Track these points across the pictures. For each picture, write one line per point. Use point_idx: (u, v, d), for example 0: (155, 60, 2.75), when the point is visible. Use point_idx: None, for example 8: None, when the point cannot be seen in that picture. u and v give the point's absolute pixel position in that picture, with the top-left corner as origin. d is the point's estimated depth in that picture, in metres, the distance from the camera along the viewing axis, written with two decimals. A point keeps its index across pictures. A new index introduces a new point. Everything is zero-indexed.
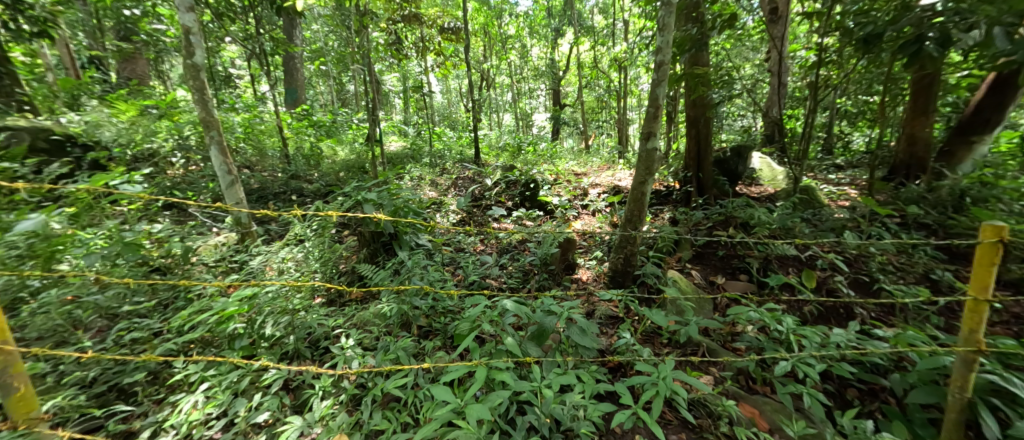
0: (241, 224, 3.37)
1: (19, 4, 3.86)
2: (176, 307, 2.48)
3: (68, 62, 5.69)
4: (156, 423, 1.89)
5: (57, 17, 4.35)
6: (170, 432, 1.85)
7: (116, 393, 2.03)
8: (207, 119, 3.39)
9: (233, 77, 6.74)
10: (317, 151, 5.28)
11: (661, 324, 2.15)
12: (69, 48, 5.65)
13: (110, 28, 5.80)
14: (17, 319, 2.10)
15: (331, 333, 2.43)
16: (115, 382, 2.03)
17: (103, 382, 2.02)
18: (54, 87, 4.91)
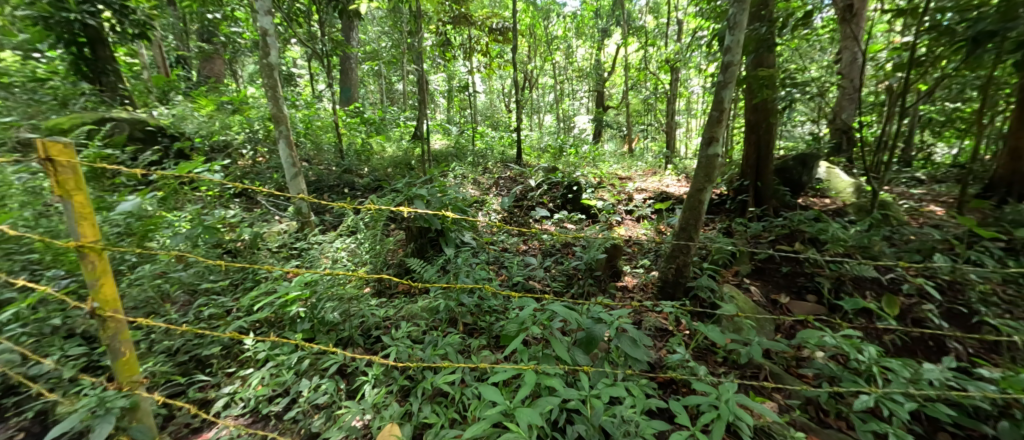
0: (302, 214, 3.59)
1: (125, 9, 4.55)
2: (245, 288, 2.71)
3: (160, 61, 6.33)
4: (229, 394, 2.05)
5: (151, 21, 4.96)
6: (239, 404, 2.01)
7: (195, 363, 2.22)
8: (278, 115, 3.64)
9: (295, 76, 7.22)
10: (368, 147, 5.50)
11: (719, 342, 2.00)
12: (161, 49, 6.29)
13: (196, 30, 6.38)
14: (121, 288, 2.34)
15: (381, 322, 2.53)
16: (194, 353, 2.22)
17: (185, 352, 2.21)
18: (148, 84, 5.49)
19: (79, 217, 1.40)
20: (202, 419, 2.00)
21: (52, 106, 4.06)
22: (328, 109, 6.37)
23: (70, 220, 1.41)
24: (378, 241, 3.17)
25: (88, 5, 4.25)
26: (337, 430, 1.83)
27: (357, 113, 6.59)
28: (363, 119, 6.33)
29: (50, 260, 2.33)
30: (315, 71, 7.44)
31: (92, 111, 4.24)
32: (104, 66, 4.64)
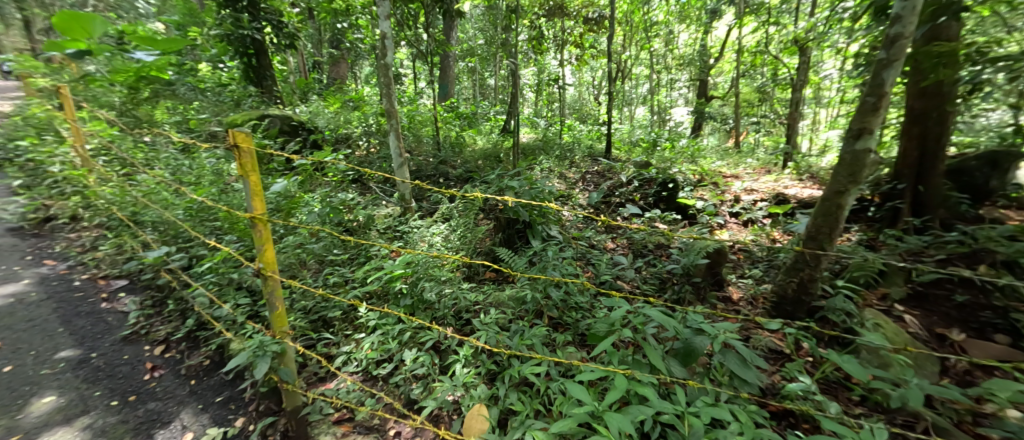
0: (404, 199, 3.97)
1: (283, 29, 6.14)
2: (360, 262, 3.19)
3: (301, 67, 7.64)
4: (346, 353, 2.57)
5: (297, 32, 6.46)
6: (353, 362, 2.51)
7: (322, 323, 2.80)
8: (391, 110, 3.98)
9: (401, 74, 7.86)
10: (461, 140, 5.71)
11: (859, 378, 1.68)
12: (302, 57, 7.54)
13: (328, 39, 7.31)
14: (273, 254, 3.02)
15: (471, 307, 2.69)
16: (321, 315, 2.81)
17: (315, 313, 2.82)
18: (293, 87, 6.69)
19: (253, 195, 1.76)
20: (326, 370, 2.53)
21: (229, 106, 5.85)
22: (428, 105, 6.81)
23: (247, 196, 1.77)
24: (470, 229, 3.33)
25: (257, 23, 5.72)
26: (432, 401, 2.12)
27: (451, 109, 6.80)
28: (462, 115, 6.62)
29: (229, 227, 3.22)
30: (418, 70, 8.04)
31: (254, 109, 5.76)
32: (265, 72, 6.20)
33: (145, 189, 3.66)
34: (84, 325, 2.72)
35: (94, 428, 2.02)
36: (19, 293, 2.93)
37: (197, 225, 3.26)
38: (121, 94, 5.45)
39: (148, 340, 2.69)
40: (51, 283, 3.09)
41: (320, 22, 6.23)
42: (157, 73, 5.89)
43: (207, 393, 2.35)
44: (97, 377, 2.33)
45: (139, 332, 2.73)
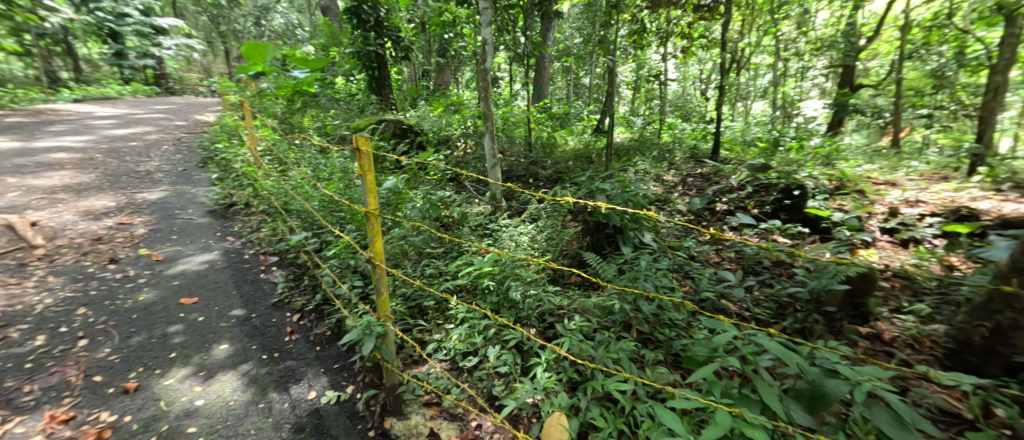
0: (495, 199, 4.08)
1: (402, 45, 7.11)
2: (453, 257, 3.37)
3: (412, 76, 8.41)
4: (437, 341, 2.69)
5: (411, 45, 7.39)
6: (443, 350, 2.62)
7: (419, 310, 2.98)
8: (487, 112, 4.09)
9: (499, 77, 8.11)
10: (553, 140, 5.63)
11: None
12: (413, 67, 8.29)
13: (435, 47, 7.89)
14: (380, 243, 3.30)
15: (556, 311, 2.62)
16: (417, 303, 2.99)
17: (412, 300, 3.01)
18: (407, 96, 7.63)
19: (368, 191, 1.92)
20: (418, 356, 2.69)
21: (356, 113, 6.91)
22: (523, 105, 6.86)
23: (364, 192, 1.94)
24: (558, 232, 3.27)
25: (380, 39, 6.74)
26: (513, 401, 2.10)
27: (545, 109, 6.84)
28: (557, 117, 6.56)
29: (350, 218, 3.69)
30: (517, 73, 8.20)
31: (374, 114, 6.74)
32: (383, 82, 7.18)
33: (293, 184, 4.40)
34: (250, 289, 3.48)
35: (249, 375, 2.58)
36: (211, 261, 3.87)
37: (326, 214, 3.83)
38: (282, 106, 7.07)
39: (290, 308, 3.29)
40: (231, 255, 4.00)
41: (430, 33, 6.74)
42: (307, 88, 7.37)
43: (328, 359, 2.78)
44: (254, 334, 2.96)
45: (283, 301, 3.35)
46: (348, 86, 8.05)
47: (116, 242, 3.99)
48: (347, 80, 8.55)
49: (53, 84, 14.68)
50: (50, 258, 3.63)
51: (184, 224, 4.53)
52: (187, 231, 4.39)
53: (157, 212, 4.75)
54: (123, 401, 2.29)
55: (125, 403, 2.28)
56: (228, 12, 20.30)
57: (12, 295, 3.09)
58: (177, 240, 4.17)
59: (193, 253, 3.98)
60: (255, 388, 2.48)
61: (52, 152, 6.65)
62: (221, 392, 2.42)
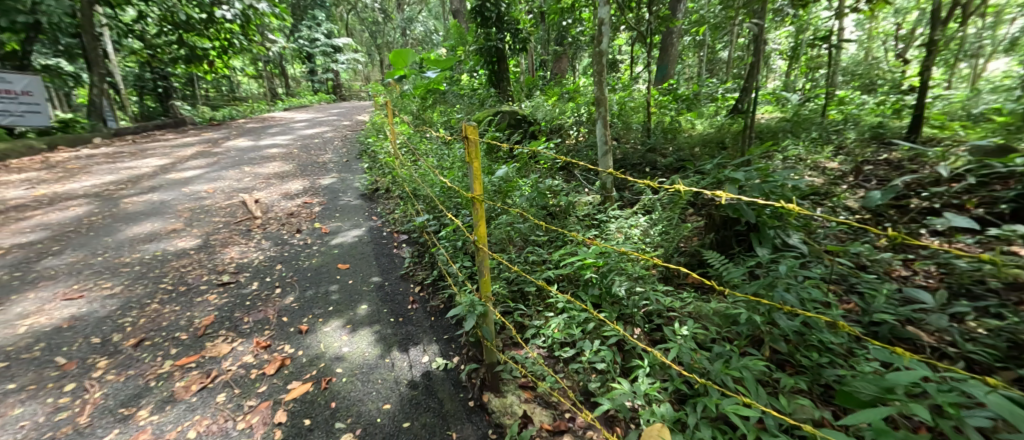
0: (605, 188, 3.88)
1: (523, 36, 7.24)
2: (557, 246, 3.30)
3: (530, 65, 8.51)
4: (536, 327, 2.65)
5: (529, 36, 7.26)
6: (541, 337, 2.58)
7: (521, 295, 2.96)
8: (600, 97, 3.90)
9: (620, 61, 7.70)
10: (676, 124, 5.08)
11: None
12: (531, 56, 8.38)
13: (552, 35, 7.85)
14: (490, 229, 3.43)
15: (665, 313, 2.40)
16: (520, 287, 2.98)
17: (515, 284, 3.02)
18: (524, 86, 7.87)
19: (475, 177, 2.12)
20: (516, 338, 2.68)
21: (477, 106, 7.32)
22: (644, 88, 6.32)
23: (471, 178, 2.14)
24: (672, 226, 2.99)
25: (500, 34, 6.79)
26: (609, 401, 1.96)
27: (670, 90, 6.26)
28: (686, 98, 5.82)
29: (465, 204, 3.89)
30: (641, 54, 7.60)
31: (491, 105, 7.01)
32: (502, 75, 7.27)
33: (420, 171, 4.83)
34: (386, 260, 3.89)
35: (379, 334, 2.92)
36: (361, 235, 4.40)
37: (445, 200, 4.11)
38: (419, 105, 8.48)
39: (414, 280, 3.56)
40: (375, 231, 4.47)
41: (548, 22, 6.71)
42: (438, 86, 8.65)
43: (440, 329, 2.95)
44: (386, 299, 3.32)
45: (409, 273, 3.66)
46: (471, 83, 8.51)
47: (300, 217, 4.85)
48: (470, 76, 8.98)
49: (273, 97, 19.21)
50: (263, 225, 4.62)
51: (345, 208, 5.15)
52: (347, 211, 5.04)
53: (327, 194, 5.59)
54: (299, 339, 2.89)
55: (300, 340, 2.87)
56: (382, 26, 23.70)
57: (244, 251, 4.05)
58: (339, 218, 4.87)
59: (350, 229, 4.56)
60: (383, 346, 2.81)
61: (269, 147, 8.51)
62: (360, 344, 2.84)
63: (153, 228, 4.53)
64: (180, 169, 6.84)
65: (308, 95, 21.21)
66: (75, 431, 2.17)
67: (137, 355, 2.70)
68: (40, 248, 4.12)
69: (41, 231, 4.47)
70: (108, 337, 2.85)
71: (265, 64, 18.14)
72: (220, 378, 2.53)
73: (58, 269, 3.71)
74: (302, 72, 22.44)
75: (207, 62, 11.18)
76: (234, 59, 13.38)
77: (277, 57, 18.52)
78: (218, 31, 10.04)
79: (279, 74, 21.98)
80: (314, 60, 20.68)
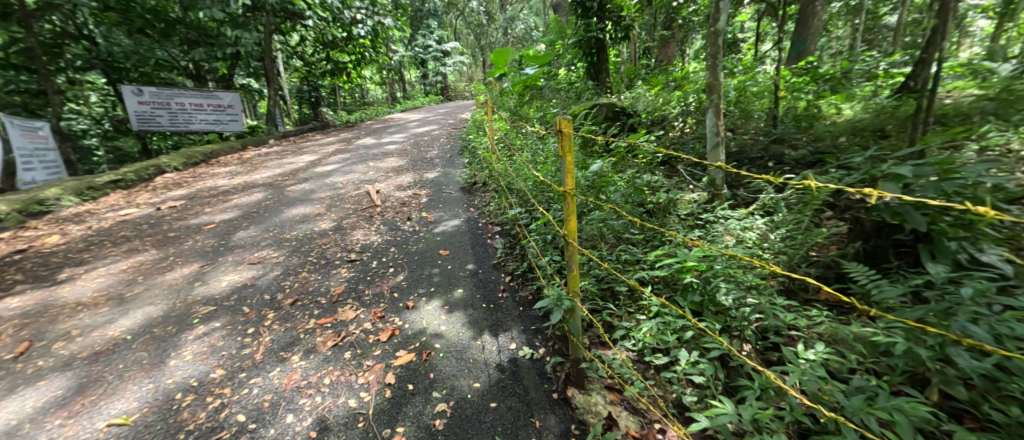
0: (714, 185, 3.56)
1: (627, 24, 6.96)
2: (653, 245, 3.17)
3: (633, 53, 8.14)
4: (626, 328, 2.60)
5: (633, 23, 6.84)
6: (632, 340, 2.51)
7: (609, 294, 2.93)
8: (713, 83, 3.61)
9: (739, 42, 6.94)
10: (813, 110, 4.13)
11: None
12: (635, 44, 8.01)
13: (659, 19, 7.39)
14: (581, 224, 3.46)
15: (785, 331, 2.16)
16: (610, 285, 2.96)
17: (605, 283, 3.00)
18: (626, 77, 7.62)
19: (567, 171, 2.14)
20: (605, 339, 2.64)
21: (575, 100, 7.29)
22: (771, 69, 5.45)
23: (563, 172, 2.17)
24: (802, 231, 2.64)
25: (601, 24, 6.57)
26: (707, 420, 1.82)
27: (809, 69, 4.90)
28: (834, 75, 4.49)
29: (557, 199, 3.90)
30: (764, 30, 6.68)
31: (590, 98, 6.90)
32: (601, 66, 7.04)
33: (514, 167, 4.99)
34: (479, 249, 4.09)
35: (471, 318, 3.10)
36: (457, 224, 4.69)
37: (537, 194, 4.16)
38: (517, 100, 8.83)
39: (504, 270, 3.71)
40: (471, 222, 4.73)
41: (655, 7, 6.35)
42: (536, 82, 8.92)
43: (528, 319, 3.03)
44: (479, 285, 3.50)
45: (501, 263, 3.81)
46: (569, 76, 8.42)
47: (411, 207, 5.31)
48: (569, 70, 8.87)
49: (394, 102, 21.36)
50: (382, 213, 5.15)
51: (446, 198, 5.55)
52: (448, 202, 5.41)
53: (432, 186, 6.04)
54: (406, 314, 3.19)
55: (406, 315, 3.17)
56: (486, 28, 24.82)
57: (365, 233, 4.58)
58: (442, 208, 5.23)
59: (450, 217, 4.90)
60: (475, 329, 2.98)
61: (387, 144, 9.48)
62: (456, 324, 3.04)
63: (305, 212, 5.33)
64: (322, 163, 7.96)
65: (421, 98, 23.14)
66: (253, 365, 2.71)
67: (292, 311, 3.25)
68: (236, 223, 5.11)
69: (234, 210, 5.56)
70: (274, 295, 3.47)
71: (389, 72, 20.27)
72: (348, 338, 2.93)
73: (245, 240, 4.58)
74: (417, 78, 24.60)
75: (346, 74, 13.15)
76: (365, 70, 15.34)
77: (399, 66, 20.60)
78: (354, 46, 11.78)
79: (398, 81, 24.41)
80: (426, 65, 22.48)
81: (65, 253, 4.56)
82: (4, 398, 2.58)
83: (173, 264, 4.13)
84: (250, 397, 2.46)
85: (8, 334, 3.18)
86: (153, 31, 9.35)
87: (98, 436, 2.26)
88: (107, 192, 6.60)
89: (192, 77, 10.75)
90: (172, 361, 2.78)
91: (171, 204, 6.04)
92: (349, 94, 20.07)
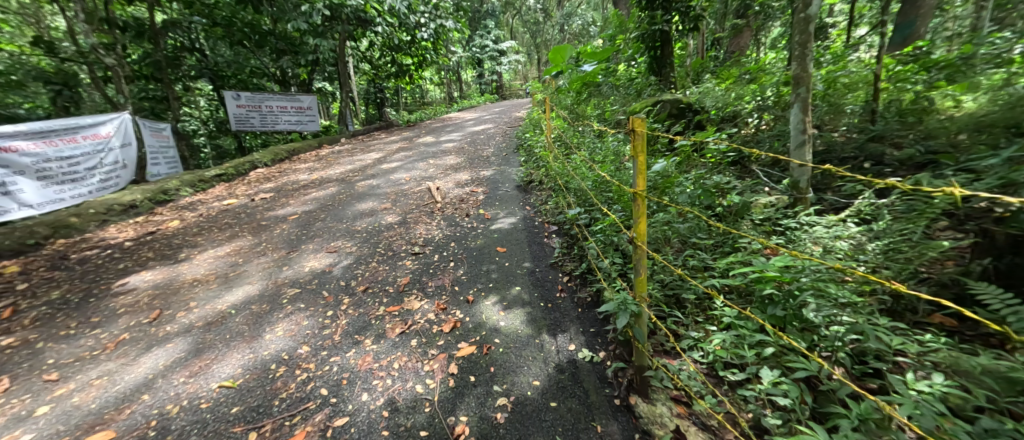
0: (797, 188, 3.25)
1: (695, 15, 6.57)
2: (724, 251, 2.96)
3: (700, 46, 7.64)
4: (694, 338, 2.46)
5: (703, 11, 6.34)
6: (700, 352, 2.37)
7: (675, 300, 2.79)
8: (800, 75, 3.30)
9: (824, 28, 6.28)
10: (922, 101, 3.53)
11: None
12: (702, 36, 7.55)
13: (731, 8, 6.90)
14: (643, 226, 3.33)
15: (890, 356, 1.92)
16: (675, 292, 2.80)
17: (669, 288, 2.85)
18: (691, 71, 7.21)
19: (639, 172, 2.07)
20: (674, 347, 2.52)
21: (635, 97, 7.04)
22: (867, 57, 4.82)
23: (634, 173, 2.10)
24: (911, 243, 2.31)
25: (667, 15, 6.15)
26: None
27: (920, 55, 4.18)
28: (952, 61, 3.74)
29: (617, 199, 3.77)
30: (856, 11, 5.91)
31: (652, 95, 6.62)
32: (665, 61, 6.61)
33: (573, 166, 4.93)
34: (536, 248, 4.08)
35: (530, 316, 3.10)
36: (514, 222, 4.72)
37: (596, 194, 4.04)
38: (575, 98, 8.75)
39: (561, 269, 3.67)
40: (527, 220, 4.74)
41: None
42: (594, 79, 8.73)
43: (587, 321, 2.97)
44: (538, 284, 3.50)
45: (558, 262, 3.77)
46: (629, 72, 8.11)
47: (468, 203, 5.43)
48: (629, 65, 8.52)
49: (451, 101, 21.91)
50: (442, 209, 5.30)
51: (502, 196, 5.60)
52: (504, 199, 5.47)
53: (488, 184, 6.12)
54: (466, 307, 3.26)
55: (466, 308, 3.25)
56: (543, 26, 24.72)
57: (427, 228, 4.75)
58: (498, 205, 5.28)
59: (507, 215, 4.95)
60: (534, 327, 2.97)
61: (446, 142, 9.83)
62: (515, 321, 3.06)
63: (372, 206, 5.66)
64: (388, 160, 8.42)
65: (477, 97, 23.54)
66: (332, 344, 2.93)
67: (364, 298, 3.46)
68: (315, 214, 5.55)
69: (312, 203, 6.03)
70: (348, 282, 3.73)
71: (448, 73, 20.87)
72: (413, 327, 3.06)
73: (324, 230, 4.97)
74: (474, 78, 25.07)
75: (409, 76, 13.72)
76: (424, 72, 15.95)
77: (457, 67, 21.13)
78: (417, 49, 12.32)
79: (455, 82, 25.05)
80: (483, 65, 22.84)
81: (183, 236, 5.23)
82: (140, 355, 2.99)
83: (267, 249, 4.58)
84: (331, 374, 2.65)
85: (144, 302, 3.69)
86: (250, 43, 10.35)
87: (211, 395, 2.55)
88: (214, 185, 7.42)
89: (279, 81, 11.84)
90: (267, 336, 3.07)
91: (263, 195, 6.69)
92: (410, 95, 20.92)
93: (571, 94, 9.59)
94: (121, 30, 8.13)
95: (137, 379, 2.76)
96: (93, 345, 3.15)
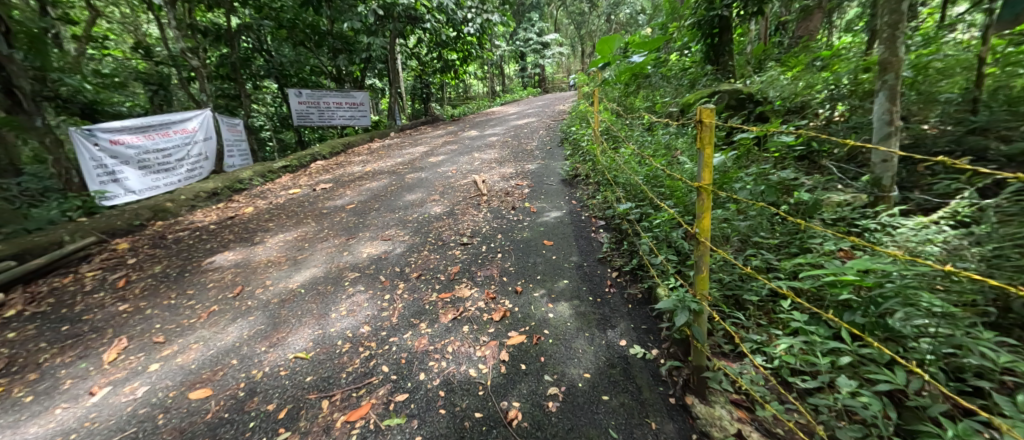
0: (878, 185, 2.95)
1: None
2: (791, 252, 2.77)
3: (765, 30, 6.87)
4: (756, 342, 2.32)
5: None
6: (764, 357, 2.23)
7: (734, 301, 2.64)
8: (888, 60, 2.97)
9: (912, 7, 5.59)
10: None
11: None
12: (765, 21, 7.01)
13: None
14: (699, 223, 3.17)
15: (996, 375, 1.71)
16: (734, 293, 2.65)
17: (729, 288, 2.71)
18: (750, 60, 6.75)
19: (704, 164, 1.98)
20: (734, 350, 2.40)
21: (687, 88, 6.72)
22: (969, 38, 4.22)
23: (700, 166, 2.01)
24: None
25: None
26: None
27: None
28: None
29: (669, 194, 3.62)
30: None
31: (707, 86, 6.27)
32: (723, 48, 6.18)
33: (622, 160, 4.83)
34: (584, 242, 4.04)
35: (579, 309, 3.07)
36: (561, 216, 4.69)
37: (648, 188, 3.91)
38: (623, 92, 8.48)
39: (610, 265, 3.60)
40: (573, 214, 4.69)
41: None
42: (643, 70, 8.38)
43: (638, 318, 2.90)
44: (586, 278, 3.46)
45: (606, 258, 3.71)
46: (681, 61, 7.71)
47: (514, 197, 5.46)
48: (681, 54, 8.11)
49: (494, 95, 22.03)
50: (488, 201, 5.37)
51: (547, 190, 5.57)
52: (549, 193, 5.45)
53: (532, 178, 6.12)
54: (514, 297, 3.31)
55: (515, 298, 3.29)
56: (587, 16, 24.15)
57: (473, 220, 4.84)
58: (544, 199, 5.27)
59: (553, 208, 4.94)
60: (583, 321, 2.95)
61: (492, 135, 9.96)
62: (564, 313, 3.05)
63: (420, 197, 5.86)
64: (435, 153, 8.68)
65: (522, 91, 23.49)
66: (391, 326, 3.09)
67: (418, 284, 3.61)
68: (369, 204, 5.85)
69: (366, 194, 6.34)
70: (402, 269, 3.90)
71: (491, 67, 20.97)
72: (465, 314, 3.14)
73: (378, 219, 5.21)
74: (517, 71, 25.00)
75: (454, 71, 14.01)
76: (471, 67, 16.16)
77: (500, 61, 21.17)
78: (462, 44, 12.48)
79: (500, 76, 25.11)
80: (526, 58, 22.71)
81: (257, 221, 5.71)
82: (229, 324, 3.33)
83: (328, 235, 4.90)
84: (392, 353, 2.80)
85: (229, 278, 4.09)
86: (310, 42, 11.02)
87: (289, 364, 2.78)
88: (281, 175, 8.00)
89: (335, 78, 12.51)
90: (332, 314, 3.30)
91: (323, 186, 7.13)
92: (455, 90, 21.28)
93: (618, 86, 9.31)
94: (203, 35, 8.94)
95: (226, 345, 3.08)
96: (190, 314, 3.54)
